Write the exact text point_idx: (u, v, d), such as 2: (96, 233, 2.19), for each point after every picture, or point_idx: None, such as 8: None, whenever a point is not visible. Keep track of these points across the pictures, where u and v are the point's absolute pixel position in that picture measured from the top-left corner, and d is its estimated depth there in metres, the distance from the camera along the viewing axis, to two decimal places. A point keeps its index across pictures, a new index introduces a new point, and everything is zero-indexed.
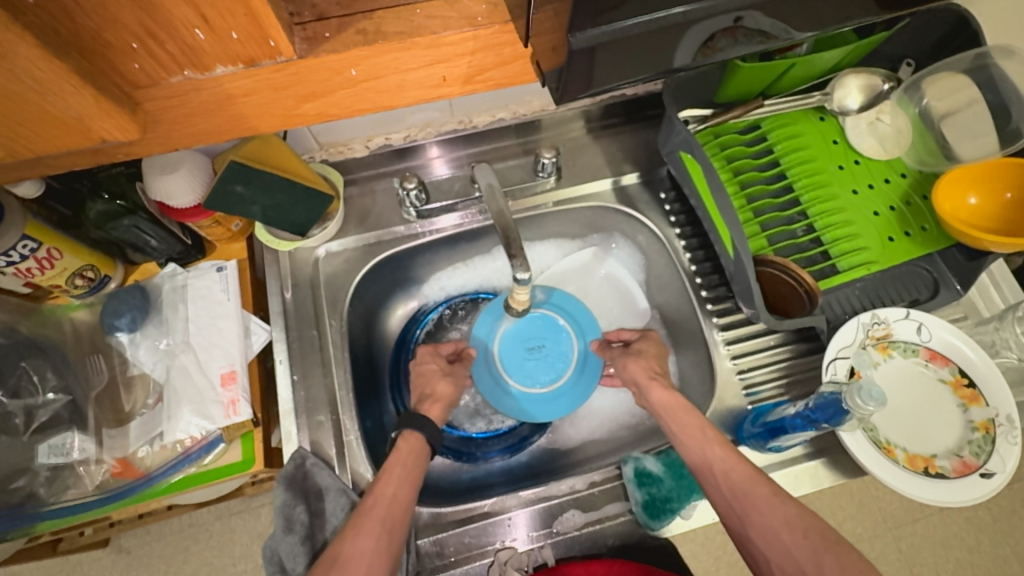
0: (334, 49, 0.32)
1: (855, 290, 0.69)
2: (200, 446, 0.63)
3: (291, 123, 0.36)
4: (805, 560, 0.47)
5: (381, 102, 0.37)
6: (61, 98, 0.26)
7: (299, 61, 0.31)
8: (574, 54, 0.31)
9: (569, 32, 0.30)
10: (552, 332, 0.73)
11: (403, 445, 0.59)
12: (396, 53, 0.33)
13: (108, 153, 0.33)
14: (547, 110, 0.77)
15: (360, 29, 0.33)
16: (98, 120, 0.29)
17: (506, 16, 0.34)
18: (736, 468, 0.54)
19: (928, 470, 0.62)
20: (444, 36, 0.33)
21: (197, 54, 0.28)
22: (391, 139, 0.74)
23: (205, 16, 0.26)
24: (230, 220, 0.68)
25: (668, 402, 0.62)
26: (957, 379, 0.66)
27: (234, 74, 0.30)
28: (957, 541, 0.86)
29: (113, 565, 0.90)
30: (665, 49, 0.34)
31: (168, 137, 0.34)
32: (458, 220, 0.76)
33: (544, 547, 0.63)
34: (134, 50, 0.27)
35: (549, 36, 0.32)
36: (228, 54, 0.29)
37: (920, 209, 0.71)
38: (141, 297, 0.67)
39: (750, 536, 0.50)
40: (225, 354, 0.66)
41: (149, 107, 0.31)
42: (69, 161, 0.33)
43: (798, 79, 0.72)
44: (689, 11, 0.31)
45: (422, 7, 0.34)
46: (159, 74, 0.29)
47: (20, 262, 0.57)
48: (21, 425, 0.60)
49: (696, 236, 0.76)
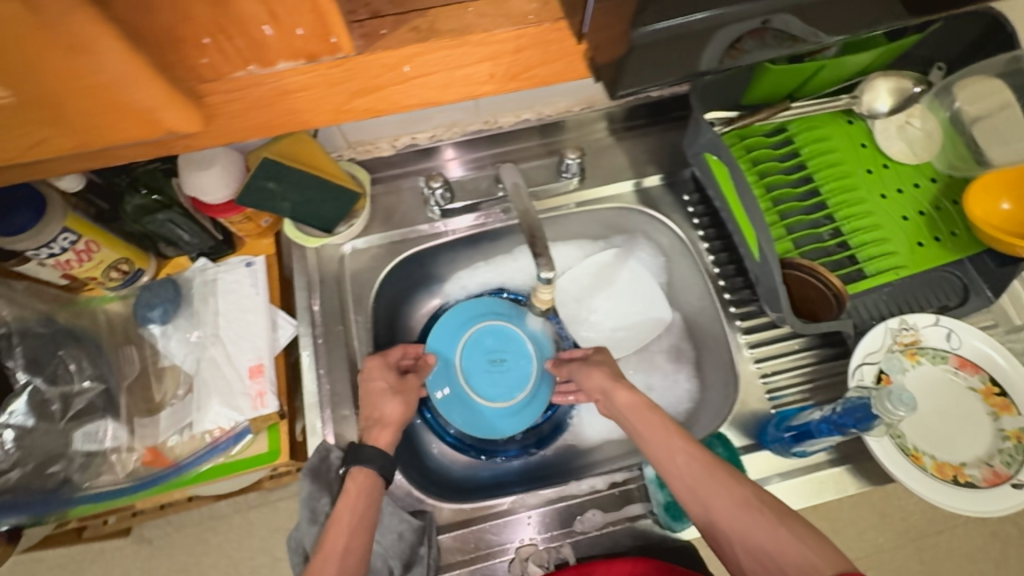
0: (388, 47, 0.33)
1: (883, 295, 0.68)
2: (228, 437, 0.64)
3: (342, 118, 0.36)
4: (765, 537, 0.49)
5: (429, 99, 0.37)
6: (136, 89, 0.28)
7: (356, 58, 0.32)
8: (634, 51, 0.32)
9: (632, 25, 0.31)
10: (509, 345, 0.77)
11: (350, 487, 0.58)
12: (448, 50, 0.34)
13: (168, 146, 0.34)
14: (571, 111, 0.77)
15: (414, 26, 0.34)
16: (169, 111, 0.30)
17: (558, 14, 0.34)
18: (695, 461, 0.54)
19: (958, 478, 0.61)
20: (495, 34, 0.34)
21: (263, 49, 0.29)
22: (418, 138, 0.75)
23: (274, 12, 0.27)
24: (260, 216, 0.69)
25: (634, 404, 0.61)
26: (988, 388, 0.64)
27: (294, 69, 0.31)
28: (982, 555, 0.84)
29: (135, 554, 0.92)
30: (689, 55, 0.34)
31: (227, 133, 0.34)
32: (476, 220, 0.76)
33: (563, 546, 0.63)
34: (206, 45, 0.28)
35: (606, 33, 0.33)
36: (291, 50, 0.30)
37: (950, 214, 0.70)
38: (172, 291, 0.68)
39: (715, 521, 0.51)
40: (254, 347, 0.67)
41: (212, 101, 0.32)
42: (132, 152, 0.34)
43: (826, 82, 0.72)
44: (711, 18, 0.32)
45: (474, 5, 0.34)
46: (225, 69, 0.30)
47: (60, 254, 0.59)
48: (58, 412, 0.62)
49: (719, 239, 0.76)
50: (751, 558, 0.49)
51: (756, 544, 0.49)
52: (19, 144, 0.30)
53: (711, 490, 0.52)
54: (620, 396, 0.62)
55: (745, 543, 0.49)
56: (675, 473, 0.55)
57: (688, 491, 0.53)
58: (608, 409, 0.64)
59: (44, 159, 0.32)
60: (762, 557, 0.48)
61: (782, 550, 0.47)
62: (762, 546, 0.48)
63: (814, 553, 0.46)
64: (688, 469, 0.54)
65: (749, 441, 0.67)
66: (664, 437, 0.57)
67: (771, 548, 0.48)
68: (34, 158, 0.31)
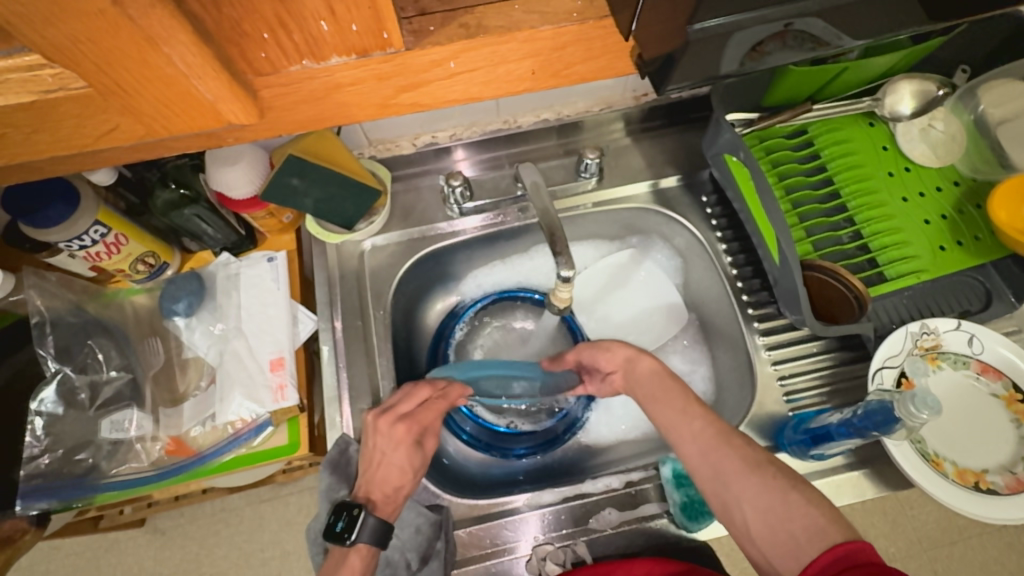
0: (438, 42, 0.33)
1: (904, 299, 0.68)
2: (250, 429, 0.65)
3: (387, 112, 0.37)
4: (775, 500, 0.49)
5: (471, 93, 0.38)
6: (201, 81, 0.29)
7: (406, 53, 0.33)
8: (689, 45, 0.33)
9: (689, 23, 0.32)
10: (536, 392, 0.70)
11: (352, 561, 0.56)
12: (495, 46, 0.35)
13: (220, 138, 0.35)
14: (589, 112, 0.78)
15: (462, 23, 0.34)
16: (228, 104, 0.31)
17: (603, 12, 0.35)
18: (711, 426, 0.55)
19: (979, 485, 0.60)
20: (541, 31, 0.34)
21: (318, 44, 0.30)
22: (437, 137, 0.76)
23: (333, 8, 0.28)
24: (282, 212, 0.71)
25: (662, 387, 0.60)
26: (1010, 394, 0.64)
27: (345, 65, 0.32)
28: (997, 567, 0.82)
29: (149, 544, 0.94)
30: (712, 56, 0.35)
31: (277, 125, 0.35)
32: (480, 223, 0.77)
33: (579, 544, 0.63)
34: (265, 40, 0.29)
35: (655, 29, 0.33)
36: (345, 45, 0.31)
37: (973, 217, 0.69)
38: (196, 284, 0.70)
39: (727, 483, 0.52)
40: (275, 341, 0.68)
41: (265, 95, 0.33)
42: (186, 143, 0.35)
43: (848, 83, 0.72)
44: (730, 22, 0.32)
45: (521, 2, 0.35)
46: (280, 63, 0.31)
47: (91, 246, 0.60)
48: (87, 400, 0.65)
49: (737, 240, 0.76)
50: (759, 522, 0.49)
51: (767, 508, 0.49)
52: (91, 133, 0.31)
53: (725, 458, 0.53)
54: (643, 363, 0.63)
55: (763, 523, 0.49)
56: (687, 439, 0.55)
57: (710, 474, 0.53)
58: (628, 378, 0.64)
59: (108, 147, 0.33)
60: (772, 517, 0.49)
61: (791, 513, 0.48)
62: (774, 510, 0.49)
63: (825, 518, 0.47)
64: (702, 435, 0.55)
65: (767, 442, 0.67)
66: (684, 421, 0.57)
67: (781, 510, 0.49)
68: (100, 147, 0.32)
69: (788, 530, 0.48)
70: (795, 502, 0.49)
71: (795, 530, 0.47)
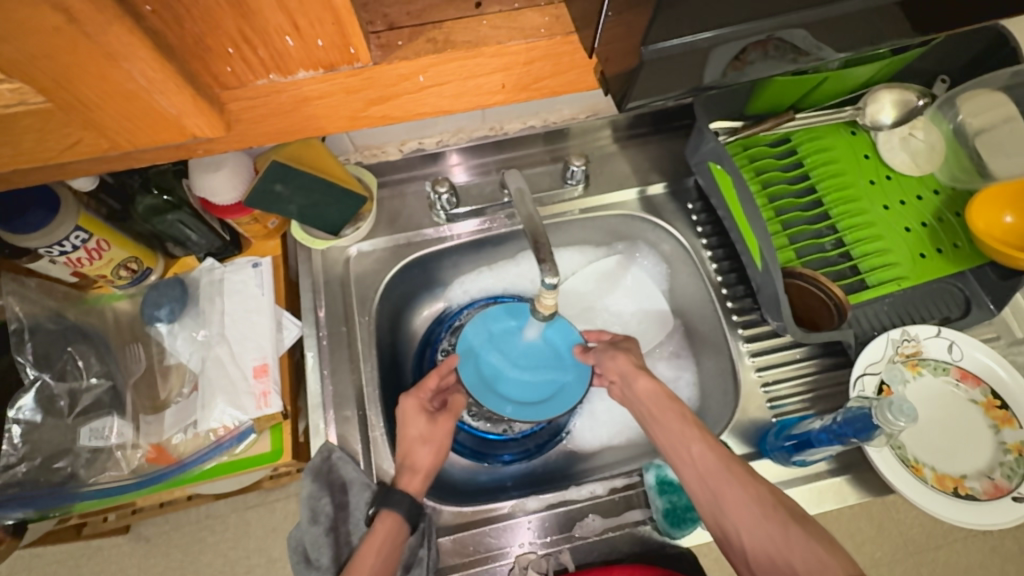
0: (405, 57, 0.34)
1: (884, 306, 0.69)
2: (232, 436, 0.65)
3: (357, 124, 0.37)
4: (775, 532, 0.49)
5: (441, 107, 0.38)
6: (165, 96, 0.29)
7: (374, 67, 0.33)
8: (645, 65, 0.31)
9: (643, 44, 0.30)
10: (523, 395, 0.68)
11: (380, 526, 0.59)
12: (462, 60, 0.35)
13: (189, 149, 0.35)
14: (575, 119, 0.78)
15: (430, 38, 0.35)
16: (194, 118, 0.31)
17: (569, 27, 0.35)
18: (711, 451, 0.55)
19: (958, 490, 0.61)
20: (508, 45, 0.35)
21: (284, 59, 0.30)
22: (424, 144, 0.76)
23: (297, 24, 0.28)
24: (267, 217, 0.70)
25: (656, 400, 0.61)
26: (989, 400, 0.64)
27: (313, 79, 0.32)
28: (980, 570, 0.83)
29: (132, 552, 0.92)
30: (692, 70, 0.33)
31: (246, 137, 0.35)
32: (479, 225, 0.77)
33: (563, 552, 0.63)
34: (230, 54, 0.29)
35: (617, 44, 0.32)
36: (311, 60, 0.31)
37: (953, 225, 0.70)
38: (179, 290, 0.69)
39: (724, 508, 0.52)
40: (259, 347, 0.68)
41: (233, 107, 0.33)
42: (155, 155, 0.35)
43: (830, 93, 0.73)
44: (716, 36, 0.31)
45: (488, 18, 0.35)
46: (247, 77, 0.31)
47: (71, 252, 0.59)
48: (66, 407, 0.64)
49: (722, 247, 0.76)
50: (756, 547, 0.49)
51: (766, 537, 0.49)
52: (54, 148, 0.31)
53: (725, 483, 0.53)
54: (642, 383, 0.63)
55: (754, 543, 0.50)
56: (687, 462, 0.56)
57: (705, 491, 0.54)
58: (624, 393, 0.65)
59: (74, 160, 0.33)
60: (772, 550, 0.48)
61: (790, 543, 0.48)
62: (772, 538, 0.49)
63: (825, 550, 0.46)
64: (702, 460, 0.55)
65: (750, 449, 0.67)
66: (680, 444, 0.57)
67: (781, 541, 0.48)
68: (64, 159, 0.32)
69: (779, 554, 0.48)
70: (796, 537, 0.48)
71: (791, 562, 0.47)
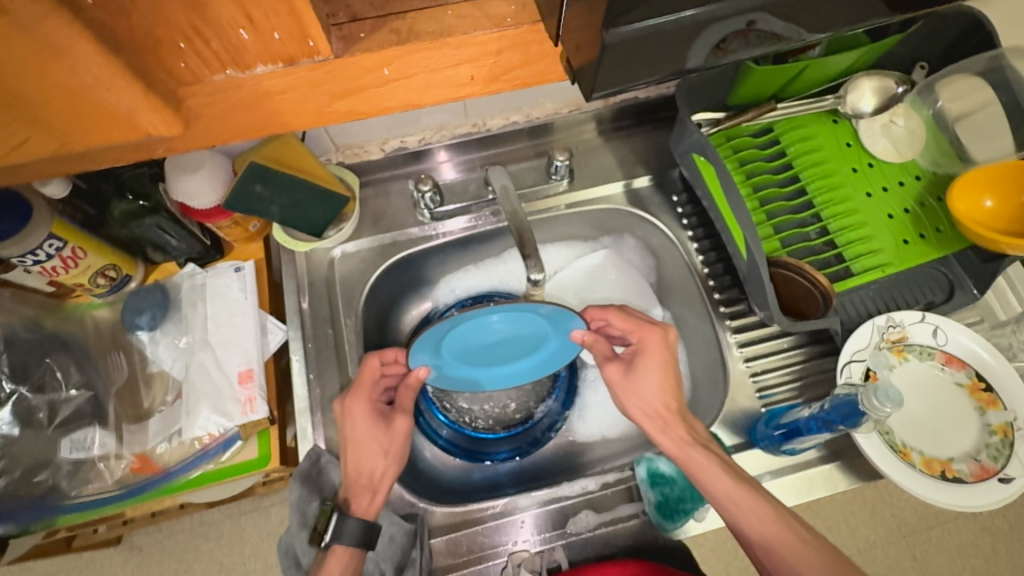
0: (368, 48, 0.33)
1: (870, 292, 0.69)
2: (218, 443, 0.64)
3: (324, 120, 0.38)
4: (777, 537, 0.54)
5: (409, 100, 0.38)
6: (114, 93, 0.28)
7: (334, 60, 0.33)
8: (607, 50, 0.30)
9: (603, 29, 0.30)
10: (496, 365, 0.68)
11: (332, 565, 0.56)
12: (428, 51, 0.35)
13: (149, 148, 0.35)
14: (559, 112, 0.77)
15: (393, 29, 0.34)
16: (147, 114, 0.31)
17: (536, 16, 0.35)
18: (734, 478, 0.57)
19: (945, 473, 0.61)
20: (474, 36, 0.35)
21: (240, 52, 0.30)
22: (406, 141, 0.75)
23: (251, 16, 0.28)
24: (248, 220, 0.69)
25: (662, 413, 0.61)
26: (974, 382, 0.65)
27: (272, 73, 0.32)
28: (972, 549, 0.84)
29: (125, 563, 0.91)
30: (673, 52, 0.33)
31: (206, 133, 0.35)
32: (469, 222, 0.76)
33: (556, 549, 0.63)
34: (182, 48, 0.29)
35: (582, 32, 0.31)
36: (268, 53, 0.30)
37: (935, 210, 0.71)
38: (160, 296, 0.68)
39: (733, 517, 0.56)
40: (243, 352, 0.67)
41: (191, 103, 0.32)
42: (112, 156, 0.35)
43: (809, 82, 0.72)
44: (700, 14, 0.31)
45: (453, 8, 0.35)
46: (202, 72, 0.31)
47: (46, 261, 0.58)
48: (45, 419, 0.63)
49: (708, 237, 0.76)
50: (763, 548, 0.54)
51: (769, 543, 0.54)
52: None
53: (732, 494, 0.56)
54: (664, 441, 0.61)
55: (763, 544, 0.54)
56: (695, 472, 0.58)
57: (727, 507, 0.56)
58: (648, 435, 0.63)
59: (23, 161, 0.33)
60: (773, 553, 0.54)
61: (791, 549, 0.53)
62: (775, 546, 0.54)
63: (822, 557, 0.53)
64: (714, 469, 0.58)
65: (741, 439, 0.68)
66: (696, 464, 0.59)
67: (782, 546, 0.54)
68: (14, 160, 0.33)
69: (778, 551, 0.54)
70: (794, 543, 0.53)
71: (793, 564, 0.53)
